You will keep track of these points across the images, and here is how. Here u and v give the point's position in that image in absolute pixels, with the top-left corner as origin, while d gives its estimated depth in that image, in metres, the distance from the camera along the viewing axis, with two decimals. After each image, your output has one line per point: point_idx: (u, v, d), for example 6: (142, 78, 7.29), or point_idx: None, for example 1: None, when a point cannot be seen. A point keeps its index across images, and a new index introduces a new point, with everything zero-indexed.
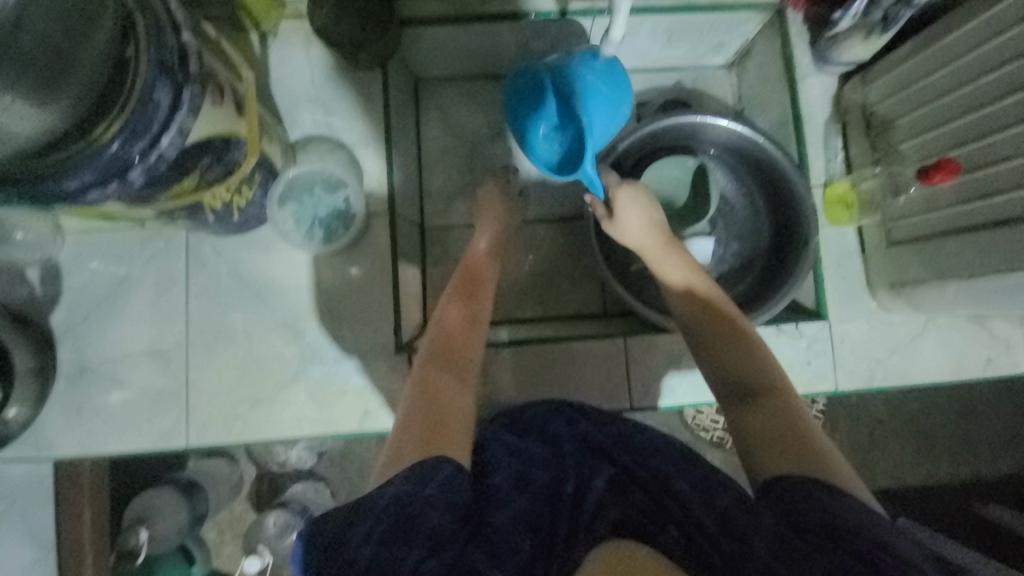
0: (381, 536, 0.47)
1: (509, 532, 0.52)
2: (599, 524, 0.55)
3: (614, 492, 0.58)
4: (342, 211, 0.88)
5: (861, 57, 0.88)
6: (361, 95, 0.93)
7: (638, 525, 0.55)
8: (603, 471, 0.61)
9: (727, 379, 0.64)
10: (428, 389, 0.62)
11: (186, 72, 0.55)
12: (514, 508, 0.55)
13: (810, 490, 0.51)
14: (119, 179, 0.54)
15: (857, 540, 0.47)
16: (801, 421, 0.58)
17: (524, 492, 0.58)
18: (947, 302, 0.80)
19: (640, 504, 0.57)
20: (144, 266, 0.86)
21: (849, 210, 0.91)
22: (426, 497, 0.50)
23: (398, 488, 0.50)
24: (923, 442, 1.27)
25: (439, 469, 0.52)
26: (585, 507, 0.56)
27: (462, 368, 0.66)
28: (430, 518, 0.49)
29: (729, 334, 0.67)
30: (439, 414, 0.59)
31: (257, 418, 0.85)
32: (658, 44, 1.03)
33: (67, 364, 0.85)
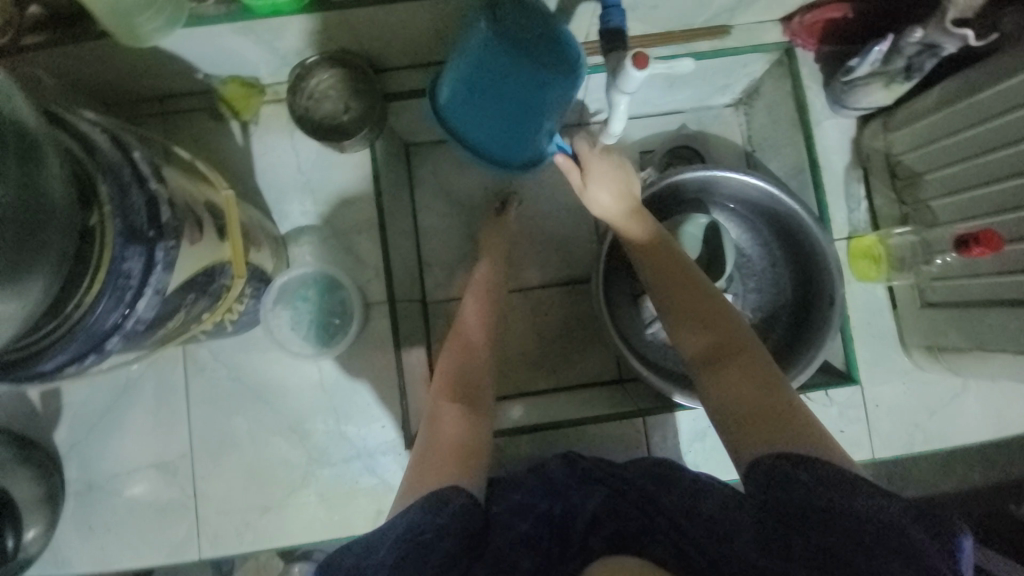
0: (395, 562, 0.49)
1: (509, 551, 0.56)
2: (593, 543, 0.57)
3: (608, 509, 0.61)
4: (341, 307, 0.85)
5: (882, 102, 0.82)
6: (350, 176, 0.89)
7: (631, 538, 0.56)
8: (599, 493, 0.64)
9: (697, 340, 0.60)
10: (441, 421, 0.64)
11: (158, 229, 0.51)
12: (516, 530, 0.58)
13: (783, 471, 0.48)
14: (97, 352, 0.50)
15: (842, 520, 0.44)
16: (772, 380, 0.54)
17: (523, 518, 0.60)
18: (993, 373, 0.74)
19: (630, 516, 0.59)
20: (143, 375, 0.84)
21: (876, 264, 0.84)
22: (437, 527, 0.51)
23: (416, 516, 0.52)
24: (965, 473, 1.21)
25: (453, 499, 0.53)
26: (577, 528, 0.59)
27: (473, 400, 0.67)
28: (439, 545, 0.50)
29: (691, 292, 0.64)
30: (455, 447, 0.60)
31: (268, 526, 0.83)
32: (658, 92, 0.96)
33: (74, 482, 0.83)
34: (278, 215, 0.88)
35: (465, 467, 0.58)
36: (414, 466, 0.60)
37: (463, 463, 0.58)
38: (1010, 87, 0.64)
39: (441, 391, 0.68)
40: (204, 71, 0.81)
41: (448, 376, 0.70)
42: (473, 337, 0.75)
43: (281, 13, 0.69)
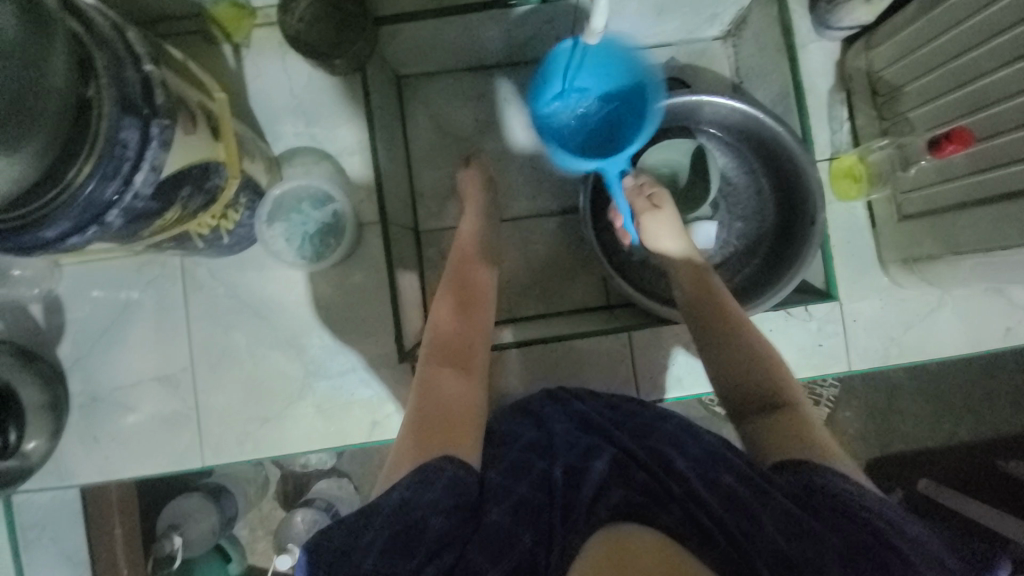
0: (385, 546, 0.48)
1: (506, 526, 0.51)
2: (598, 511, 0.51)
3: (617, 473, 0.55)
4: (332, 225, 0.86)
5: (865, 19, 0.83)
6: (342, 101, 0.90)
7: (643, 507, 0.51)
8: (604, 454, 0.57)
9: (738, 384, 0.65)
10: (433, 384, 0.66)
11: (152, 106, 0.53)
12: (513, 497, 0.54)
13: (823, 475, 0.54)
14: (97, 224, 0.53)
15: (869, 522, 0.50)
16: (809, 423, 0.60)
17: (519, 482, 0.55)
18: (964, 277, 0.77)
19: (644, 483, 0.53)
20: (143, 292, 0.87)
21: (856, 183, 0.87)
22: (427, 503, 0.51)
23: (405, 494, 0.52)
24: (942, 404, 1.27)
25: (445, 471, 0.55)
26: (584, 490, 0.53)
27: (463, 361, 0.69)
28: (434, 524, 0.50)
29: (744, 343, 0.68)
30: (444, 415, 0.61)
31: (268, 435, 0.86)
32: (646, 21, 0.97)
33: (79, 395, 0.87)
34: (271, 138, 0.89)
35: (456, 436, 0.60)
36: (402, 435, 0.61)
37: (457, 433, 0.60)
38: None
39: (432, 359, 0.69)
40: None
41: (440, 351, 0.70)
42: (461, 300, 0.76)
43: None
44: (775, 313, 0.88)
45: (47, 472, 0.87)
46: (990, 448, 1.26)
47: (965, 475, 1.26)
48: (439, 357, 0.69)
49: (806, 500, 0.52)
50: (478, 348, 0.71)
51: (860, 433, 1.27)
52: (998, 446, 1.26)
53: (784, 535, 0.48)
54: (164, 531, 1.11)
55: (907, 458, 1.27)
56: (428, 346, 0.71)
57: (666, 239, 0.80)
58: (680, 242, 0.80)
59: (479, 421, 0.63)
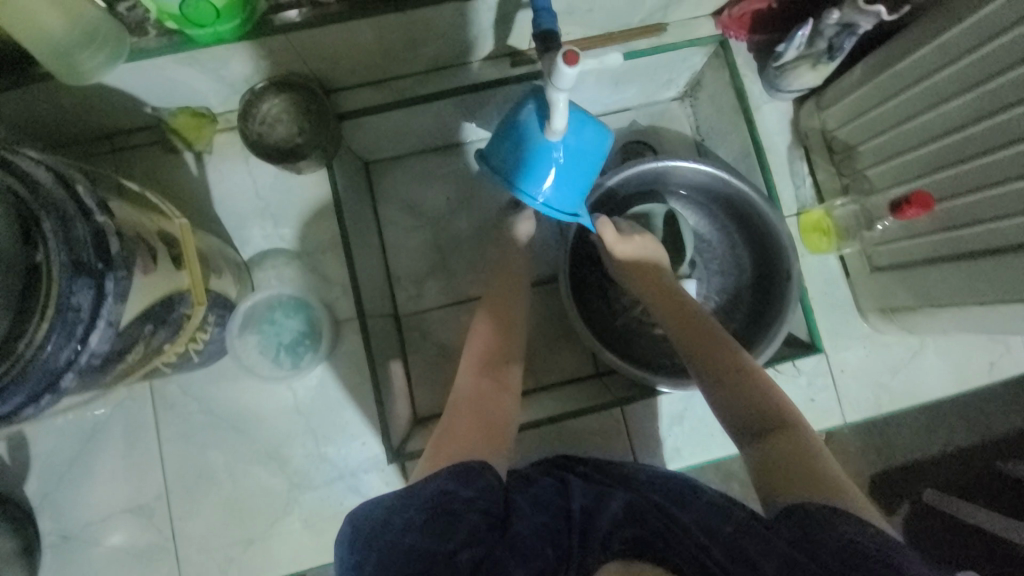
0: (421, 534, 0.49)
1: (528, 545, 0.49)
2: (611, 544, 0.50)
3: (632, 516, 0.53)
4: (307, 330, 0.84)
5: (813, 82, 0.86)
6: (310, 199, 0.89)
7: (654, 548, 0.50)
8: (618, 495, 0.56)
9: (735, 411, 0.64)
10: (476, 396, 0.68)
11: (107, 260, 0.51)
12: (535, 521, 0.52)
13: (826, 519, 0.50)
14: (52, 392, 0.49)
15: (873, 563, 0.46)
16: (811, 452, 0.58)
17: (539, 512, 0.54)
18: (941, 327, 0.78)
19: (654, 523, 0.52)
20: (110, 417, 0.82)
21: (826, 236, 0.89)
22: (465, 497, 0.52)
23: (445, 484, 0.53)
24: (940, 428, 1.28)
25: (484, 473, 0.55)
26: (601, 522, 0.52)
27: (504, 378, 0.72)
28: (469, 518, 0.50)
29: (737, 375, 0.66)
30: (484, 423, 0.64)
31: (255, 558, 0.80)
32: (605, 91, 1.00)
33: (46, 536, 0.80)
34: (239, 241, 0.87)
35: (495, 444, 0.62)
36: (444, 429, 0.63)
37: (494, 441, 0.62)
38: (925, 56, 0.68)
39: (477, 374, 0.71)
40: (152, 105, 0.81)
41: (483, 367, 0.72)
42: (505, 312, 0.80)
43: (224, 41, 0.70)
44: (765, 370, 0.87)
45: None
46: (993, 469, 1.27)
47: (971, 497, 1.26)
48: (483, 373, 0.71)
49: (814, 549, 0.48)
50: (514, 380, 0.73)
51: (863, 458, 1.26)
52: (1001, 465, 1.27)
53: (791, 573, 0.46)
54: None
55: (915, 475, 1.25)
56: (469, 365, 0.73)
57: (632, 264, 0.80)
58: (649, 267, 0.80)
59: (508, 440, 0.65)
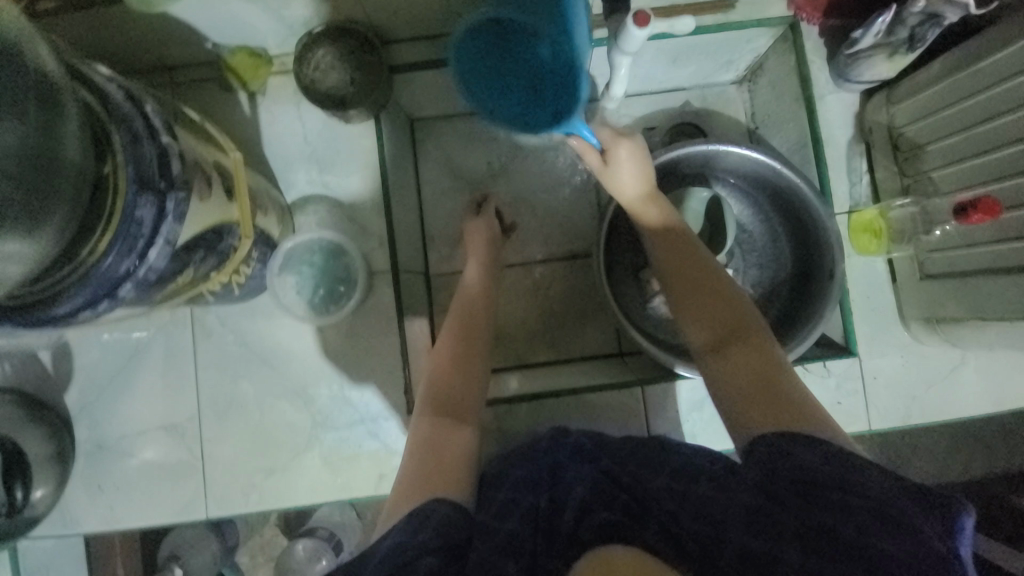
0: None
1: (495, 558, 0.48)
2: (581, 531, 0.50)
3: (598, 496, 0.54)
4: (345, 275, 0.86)
5: (886, 74, 0.82)
6: (355, 149, 0.90)
7: (622, 525, 0.50)
8: (586, 479, 0.56)
9: (705, 328, 0.62)
10: (428, 437, 0.61)
11: (169, 179, 0.53)
12: (501, 533, 0.51)
13: (785, 447, 0.50)
14: (109, 297, 0.52)
15: (830, 491, 0.46)
16: (778, 369, 0.56)
17: (506, 519, 0.52)
18: (988, 342, 0.75)
19: (622, 502, 0.53)
20: (152, 339, 0.86)
21: (877, 239, 0.85)
22: (419, 543, 0.49)
23: (392, 541, 0.50)
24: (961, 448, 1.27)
25: (436, 513, 0.52)
26: (565, 516, 0.51)
27: (463, 412, 0.65)
28: (425, 561, 0.47)
29: (704, 296, 0.64)
30: (436, 460, 0.58)
31: (275, 486, 0.84)
32: (661, 67, 0.97)
33: (85, 443, 0.85)
34: (284, 184, 0.89)
35: (451, 483, 0.56)
36: (398, 479, 0.59)
37: (451, 477, 0.57)
38: (1008, 56, 0.64)
39: (428, 406, 0.65)
40: (213, 40, 0.82)
41: (435, 397, 0.66)
42: (471, 320, 0.76)
43: None
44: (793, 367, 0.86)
45: (55, 518, 0.85)
46: None
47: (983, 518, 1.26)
48: (433, 410, 0.64)
49: (770, 482, 0.49)
50: (477, 401, 0.67)
51: None
52: None
53: (750, 533, 0.47)
54: (164, 561, 1.11)
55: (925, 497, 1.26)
56: (425, 392, 0.68)
57: (626, 179, 0.76)
58: (641, 180, 0.76)
59: (472, 471, 0.59)
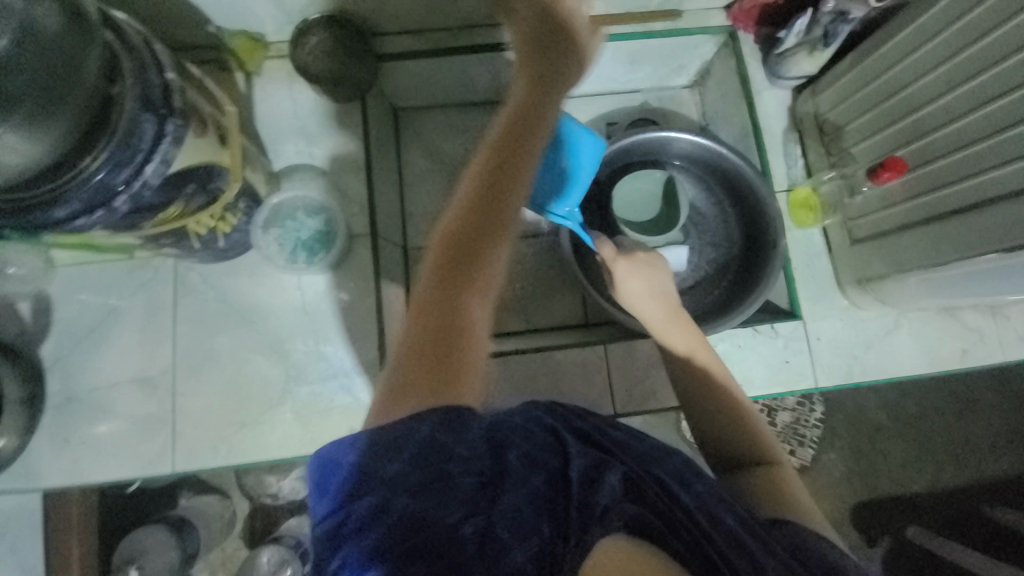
0: (416, 485, 0.40)
1: (527, 514, 0.41)
2: (612, 519, 0.43)
3: (628, 492, 0.47)
4: (324, 233, 0.90)
5: (809, 69, 0.94)
6: (342, 126, 0.98)
7: (654, 529, 0.45)
8: (615, 466, 0.49)
9: (724, 440, 0.67)
10: (438, 303, 0.52)
11: (169, 107, 0.60)
12: (529, 486, 0.43)
13: (813, 543, 0.52)
14: (104, 208, 0.58)
15: None
16: (793, 484, 0.61)
17: (535, 470, 0.45)
18: (912, 295, 0.83)
19: (653, 503, 0.47)
20: (134, 296, 0.89)
21: (812, 212, 0.96)
22: (459, 456, 0.41)
23: (431, 422, 0.41)
24: (920, 446, 1.33)
25: (468, 431, 0.42)
26: (602, 494, 0.44)
27: (481, 270, 0.54)
28: (467, 479, 0.41)
29: (727, 419, 0.67)
30: (442, 342, 0.49)
31: (244, 441, 0.86)
32: (621, 68, 1.08)
33: (56, 395, 0.86)
34: (273, 154, 0.96)
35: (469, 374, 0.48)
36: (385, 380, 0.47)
37: (467, 371, 0.48)
38: (903, 39, 0.77)
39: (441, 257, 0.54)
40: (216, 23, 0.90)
41: (446, 270, 0.53)
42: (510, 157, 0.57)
43: None
44: (744, 329, 0.93)
45: (13, 471, 0.84)
46: (969, 490, 1.32)
47: (944, 517, 1.31)
48: (450, 262, 0.54)
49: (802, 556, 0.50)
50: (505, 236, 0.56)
51: (845, 474, 1.31)
52: (976, 487, 1.32)
53: None
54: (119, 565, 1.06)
55: (894, 505, 1.31)
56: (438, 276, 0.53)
57: (637, 300, 0.77)
58: (650, 298, 0.76)
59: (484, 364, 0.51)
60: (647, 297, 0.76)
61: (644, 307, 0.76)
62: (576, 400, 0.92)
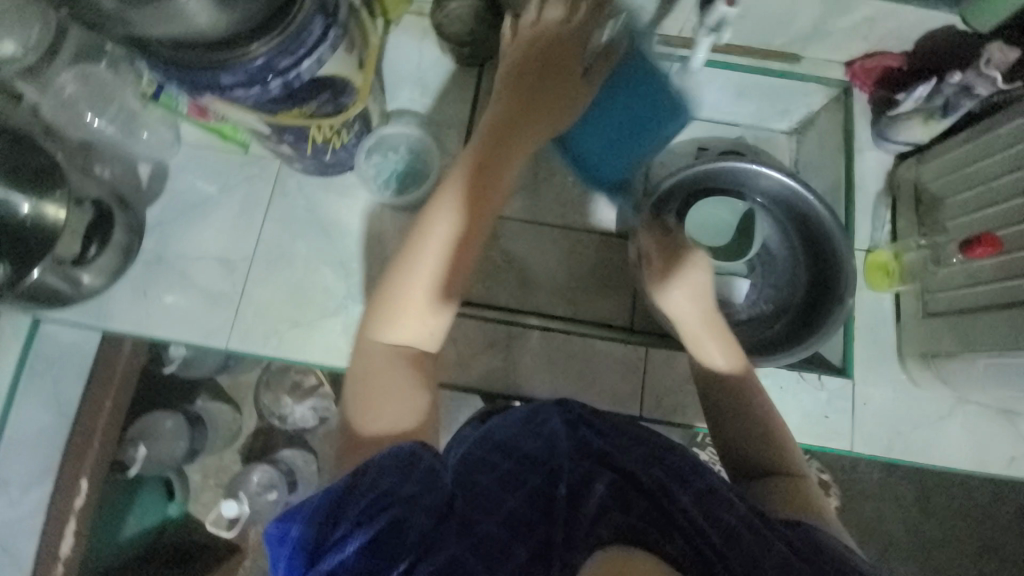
0: (365, 541, 0.46)
1: (499, 537, 0.48)
2: (597, 531, 0.49)
3: (615, 496, 0.53)
4: (418, 172, 0.96)
5: (920, 137, 0.95)
6: (456, 86, 1.05)
7: (645, 533, 0.50)
8: (604, 476, 0.54)
9: (748, 454, 0.68)
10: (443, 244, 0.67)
11: (336, 17, 0.68)
12: (506, 507, 0.51)
13: (827, 543, 0.54)
14: (260, 85, 0.65)
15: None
16: (817, 497, 0.62)
17: (510, 495, 0.52)
18: (974, 380, 0.82)
19: (640, 508, 0.52)
20: (236, 186, 0.98)
21: (888, 277, 0.95)
22: (404, 496, 0.48)
23: (369, 473, 0.50)
24: None
25: (421, 459, 0.52)
26: (585, 512, 0.50)
27: (481, 205, 0.69)
28: (414, 523, 0.47)
29: (755, 432, 0.69)
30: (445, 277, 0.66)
31: (294, 337, 0.92)
32: (726, 99, 1.07)
33: (148, 252, 0.95)
34: (388, 95, 1.03)
35: (420, 423, 0.59)
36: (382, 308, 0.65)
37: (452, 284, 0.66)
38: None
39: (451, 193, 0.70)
40: None
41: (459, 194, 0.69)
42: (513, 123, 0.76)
43: None
44: (790, 371, 0.92)
45: (90, 307, 0.93)
46: None
47: None
48: (462, 198, 0.69)
49: (809, 555, 0.51)
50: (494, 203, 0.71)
51: None
52: None
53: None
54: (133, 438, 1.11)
55: None
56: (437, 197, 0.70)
57: (682, 304, 0.78)
58: (695, 304, 0.78)
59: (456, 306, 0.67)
60: (689, 304, 0.78)
61: (687, 316, 0.79)
62: (604, 392, 0.94)
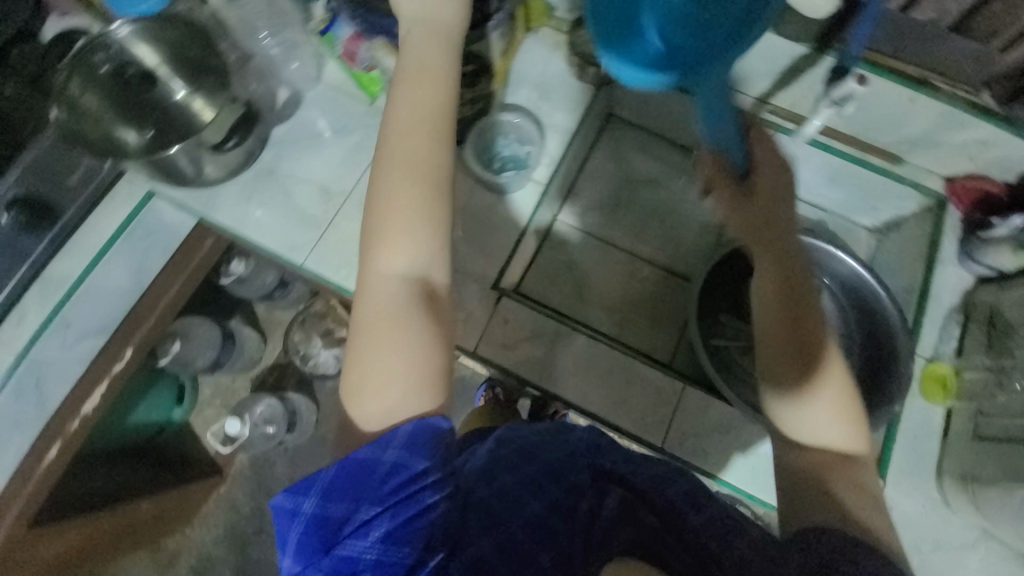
0: (383, 532, 0.53)
1: (526, 541, 0.58)
2: (610, 543, 0.60)
3: (624, 512, 0.63)
4: (520, 160, 1.03)
5: (1006, 265, 0.94)
6: (574, 96, 1.06)
7: (653, 549, 0.60)
8: (614, 491, 0.64)
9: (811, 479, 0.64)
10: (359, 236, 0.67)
11: None
12: (528, 513, 0.61)
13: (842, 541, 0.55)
14: None
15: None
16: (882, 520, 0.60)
17: (534, 501, 0.62)
18: (1016, 514, 0.80)
19: (647, 525, 0.61)
20: (354, 128, 1.06)
21: (944, 391, 0.94)
22: (415, 477, 0.55)
23: (384, 472, 0.55)
24: None
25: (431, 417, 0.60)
26: (598, 526, 0.61)
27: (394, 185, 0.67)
28: (430, 509, 0.55)
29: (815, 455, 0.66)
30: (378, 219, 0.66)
31: None
32: (819, 180, 1.10)
33: (263, 162, 1.04)
34: None
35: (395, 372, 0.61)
36: (368, 243, 0.67)
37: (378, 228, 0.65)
38: None
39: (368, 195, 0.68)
40: None
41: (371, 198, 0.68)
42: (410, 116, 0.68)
43: None
44: None
45: (201, 194, 1.03)
46: None
47: None
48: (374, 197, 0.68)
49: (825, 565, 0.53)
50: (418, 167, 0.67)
51: None
52: None
53: None
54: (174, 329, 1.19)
55: None
56: (384, 148, 0.68)
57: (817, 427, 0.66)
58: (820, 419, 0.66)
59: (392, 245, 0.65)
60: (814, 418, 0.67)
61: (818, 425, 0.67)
62: (631, 414, 0.94)
